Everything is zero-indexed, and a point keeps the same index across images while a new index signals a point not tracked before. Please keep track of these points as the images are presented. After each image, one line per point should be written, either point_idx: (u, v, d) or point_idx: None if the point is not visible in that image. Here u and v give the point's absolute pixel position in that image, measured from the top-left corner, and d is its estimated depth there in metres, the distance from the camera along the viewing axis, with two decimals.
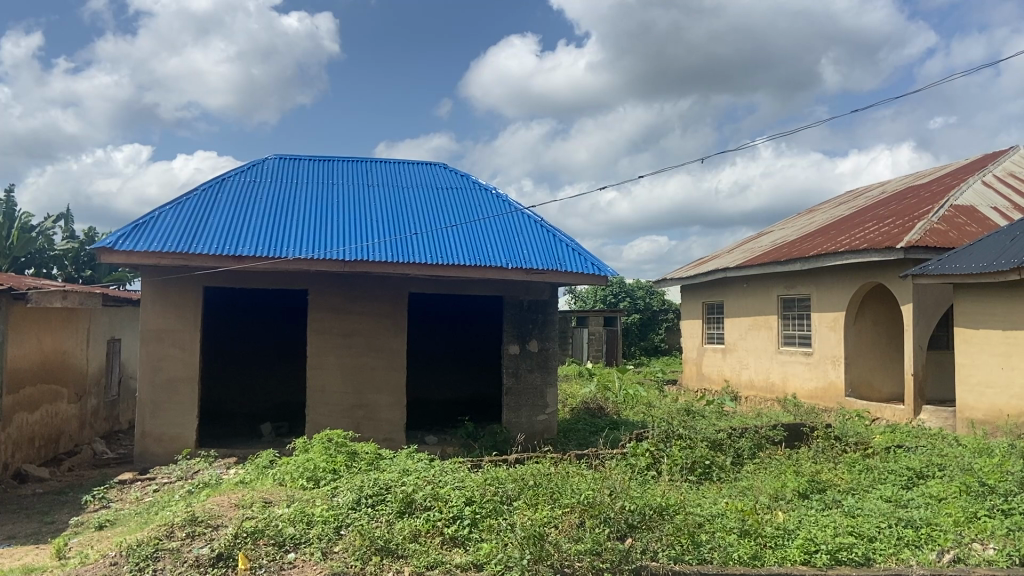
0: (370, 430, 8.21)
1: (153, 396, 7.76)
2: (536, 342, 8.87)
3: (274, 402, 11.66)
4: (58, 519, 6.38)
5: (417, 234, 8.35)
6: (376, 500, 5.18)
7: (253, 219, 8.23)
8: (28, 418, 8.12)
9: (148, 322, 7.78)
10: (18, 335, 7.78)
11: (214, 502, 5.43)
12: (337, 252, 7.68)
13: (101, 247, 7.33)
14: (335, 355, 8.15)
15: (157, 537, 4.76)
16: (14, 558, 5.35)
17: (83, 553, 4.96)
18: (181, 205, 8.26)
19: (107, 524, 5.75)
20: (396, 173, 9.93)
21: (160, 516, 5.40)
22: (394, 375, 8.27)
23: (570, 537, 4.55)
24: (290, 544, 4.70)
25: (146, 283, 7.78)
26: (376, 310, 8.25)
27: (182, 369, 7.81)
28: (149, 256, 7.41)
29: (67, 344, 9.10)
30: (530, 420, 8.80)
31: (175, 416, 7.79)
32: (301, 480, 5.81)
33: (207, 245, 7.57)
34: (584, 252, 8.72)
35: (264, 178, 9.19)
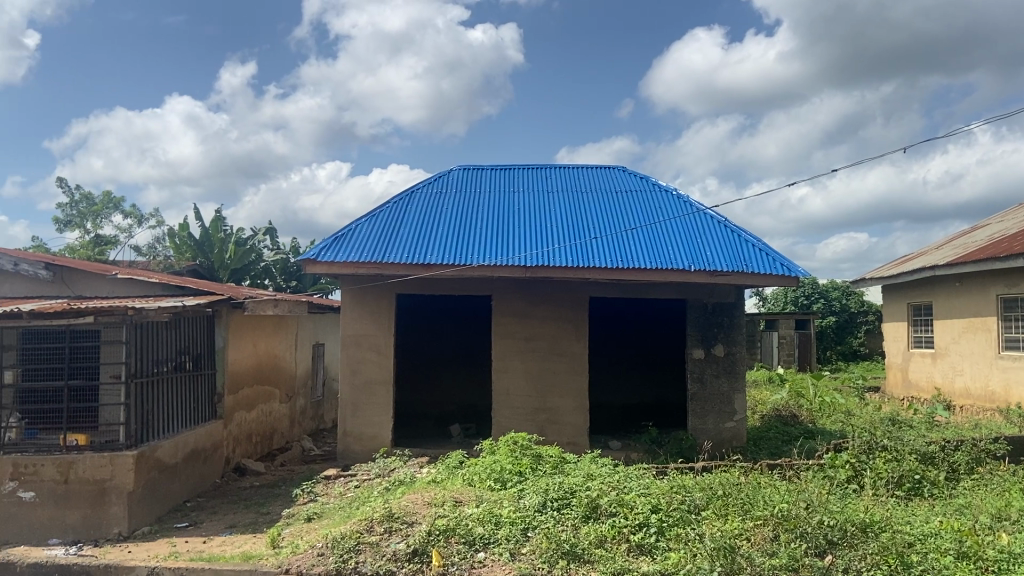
0: (554, 433, 8.29)
1: (353, 397, 8.30)
2: (722, 347, 8.57)
3: (462, 404, 12.09)
4: (272, 510, 6.97)
5: (598, 239, 8.34)
6: (561, 504, 5.24)
7: (440, 229, 8.59)
8: (245, 416, 8.96)
9: (347, 328, 8.34)
10: (237, 341, 8.61)
11: (409, 499, 5.72)
12: (518, 258, 7.85)
13: (306, 259, 7.94)
14: (519, 360, 8.33)
15: (358, 531, 5.11)
16: (235, 546, 5.90)
17: (293, 543, 5.40)
18: (375, 218, 8.78)
19: (315, 516, 6.21)
20: (575, 179, 10.00)
21: (360, 511, 5.75)
22: (577, 380, 8.29)
23: (763, 550, 4.36)
24: (479, 543, 4.85)
25: (345, 293, 8.35)
26: (557, 314, 8.34)
27: (377, 372, 8.30)
28: (347, 267, 7.93)
29: (278, 348, 9.95)
30: (717, 427, 8.51)
31: (372, 416, 8.28)
32: (489, 481, 5.97)
33: (398, 254, 8.00)
34: (772, 251, 8.29)
35: (449, 189, 9.58)
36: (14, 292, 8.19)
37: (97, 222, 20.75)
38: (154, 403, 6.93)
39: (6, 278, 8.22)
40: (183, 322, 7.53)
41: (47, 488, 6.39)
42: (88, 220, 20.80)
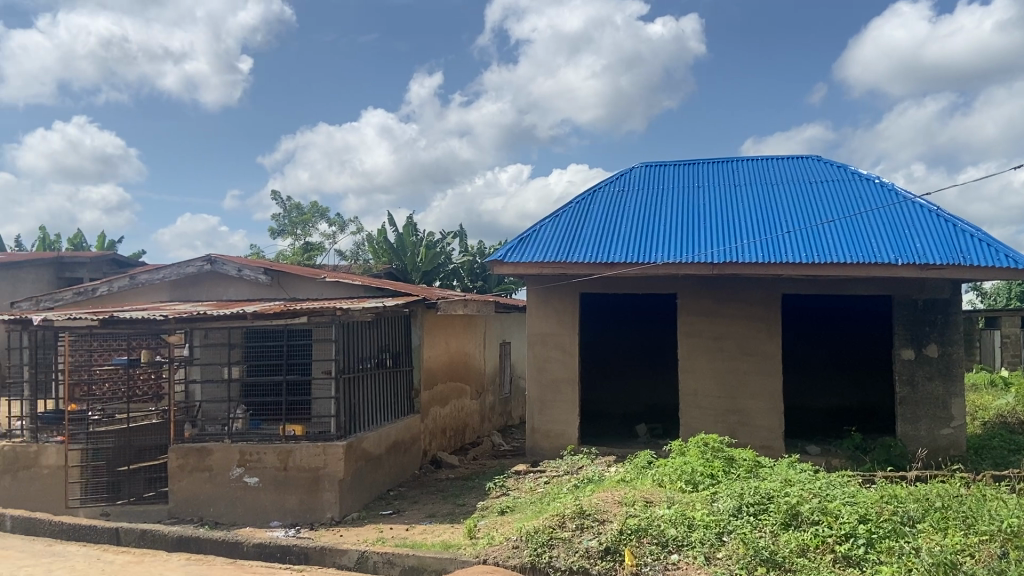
0: (747, 436, 8.01)
1: (540, 394, 8.47)
2: (936, 347, 7.90)
3: (648, 404, 11.98)
4: (467, 502, 7.26)
5: (791, 233, 7.97)
6: (758, 509, 5.05)
7: (623, 227, 8.57)
8: (439, 411, 9.40)
9: (534, 327, 8.53)
10: (431, 339, 9.05)
11: (600, 497, 5.74)
12: (705, 255, 7.66)
13: (494, 260, 8.21)
14: (708, 359, 8.13)
15: (551, 526, 5.20)
16: (435, 535, 6.21)
17: (489, 535, 5.60)
18: (559, 218, 8.91)
19: (508, 510, 6.40)
20: (764, 171, 9.60)
21: (552, 506, 5.84)
22: (770, 380, 7.96)
23: (991, 568, 3.97)
24: (673, 545, 4.78)
25: (531, 292, 8.54)
26: (747, 312, 8.05)
27: (564, 370, 8.41)
28: (533, 267, 8.11)
29: (468, 346, 10.35)
30: (930, 434, 7.86)
31: (560, 414, 8.41)
32: (680, 482, 5.87)
33: (582, 254, 8.07)
34: (993, 241, 7.53)
35: (632, 187, 9.53)
36: (239, 295, 9.08)
37: (306, 229, 22.54)
38: (359, 397, 7.43)
39: (231, 282, 9.13)
40: (383, 321, 8.01)
41: (270, 474, 7.00)
42: (298, 227, 22.65)
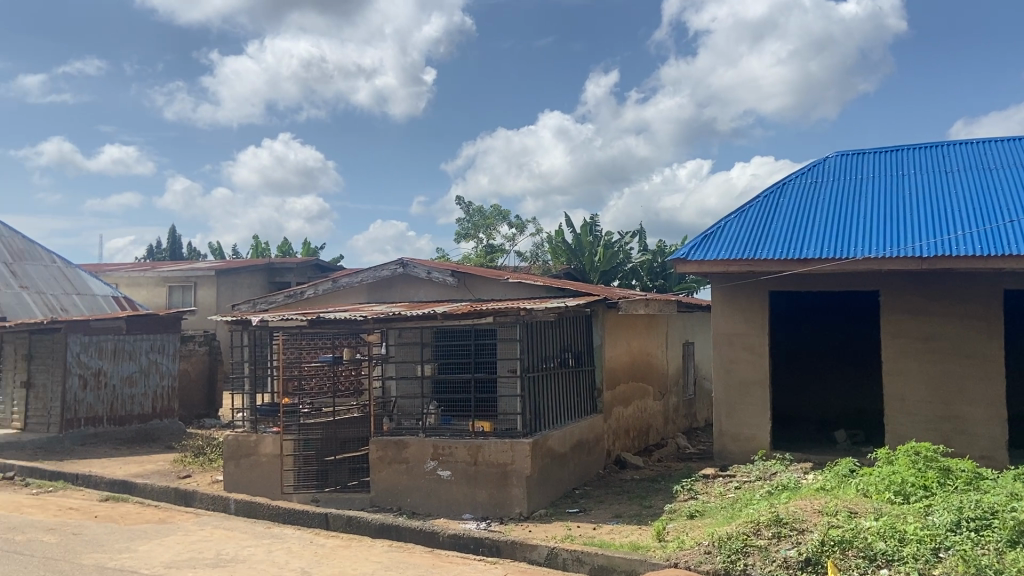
0: (964, 446, 7.32)
1: (728, 397, 8.20)
2: None
3: (845, 409, 11.27)
4: (655, 504, 7.17)
5: (1014, 222, 7.18)
6: (980, 525, 4.59)
7: (817, 221, 8.11)
8: (622, 411, 9.36)
9: (720, 326, 8.27)
10: (613, 339, 9.04)
11: (797, 505, 5.46)
12: (911, 249, 7.10)
13: (678, 258, 8.06)
14: (915, 362, 7.52)
15: (745, 533, 5.02)
16: (623, 535, 6.19)
17: (680, 539, 5.49)
18: (745, 213, 8.59)
19: (697, 515, 6.25)
20: (980, 154, 8.71)
21: (745, 513, 5.64)
22: (990, 385, 7.23)
23: None
24: (882, 559, 4.45)
25: (717, 291, 8.29)
26: (962, 310, 7.36)
27: (753, 371, 8.11)
28: (719, 265, 7.88)
29: (650, 347, 10.24)
30: None
31: (750, 417, 8.10)
32: (887, 493, 5.46)
33: (771, 250, 7.73)
34: None
35: (825, 178, 8.99)
36: (428, 297, 9.52)
37: (488, 232, 23.25)
38: (544, 396, 7.56)
39: (421, 284, 9.59)
40: (566, 321, 8.10)
41: (461, 468, 7.28)
42: (480, 230, 23.42)
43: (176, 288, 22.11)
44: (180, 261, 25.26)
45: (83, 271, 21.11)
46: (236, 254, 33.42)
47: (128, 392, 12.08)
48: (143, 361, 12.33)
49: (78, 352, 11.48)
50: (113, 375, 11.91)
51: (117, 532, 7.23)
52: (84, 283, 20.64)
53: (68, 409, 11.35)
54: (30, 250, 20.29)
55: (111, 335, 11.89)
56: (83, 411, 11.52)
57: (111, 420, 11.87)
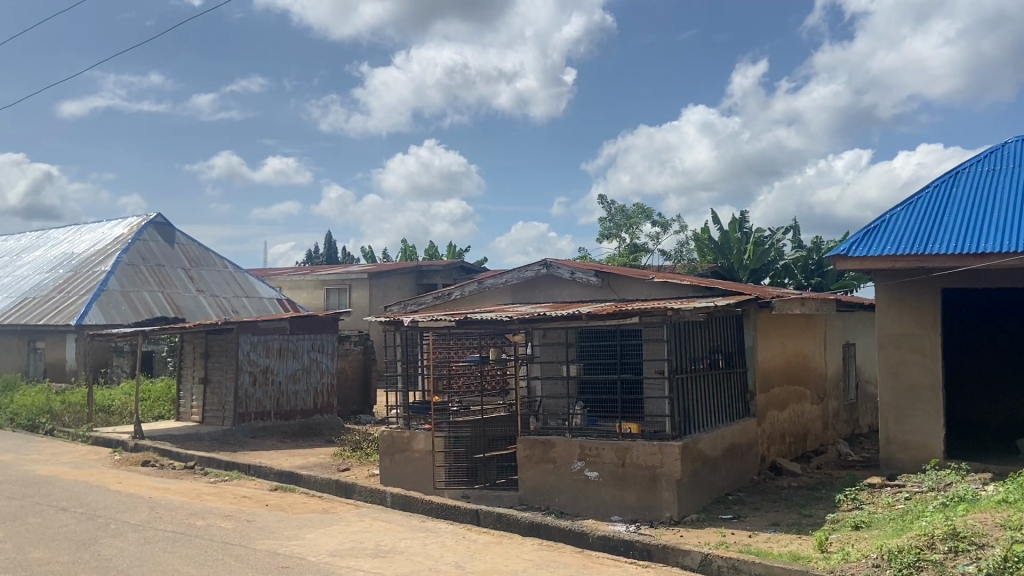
0: None
1: (896, 402, 7.70)
2: None
3: None
4: (815, 513, 6.83)
5: None
6: None
7: (997, 211, 7.47)
8: (778, 416, 8.99)
9: (885, 327, 7.79)
10: (766, 340, 8.70)
11: (977, 518, 5.03)
12: None
13: (837, 255, 7.68)
14: None
15: (918, 546, 4.68)
16: (781, 544, 5.94)
17: (843, 550, 5.20)
18: (913, 206, 8.05)
19: (863, 526, 5.90)
20: None
21: (917, 525, 5.26)
22: None
23: None
24: None
25: (881, 289, 7.83)
26: None
27: (924, 375, 7.59)
28: (883, 261, 7.43)
29: (807, 348, 9.77)
30: None
31: (921, 424, 7.58)
32: None
33: (943, 245, 7.21)
34: None
35: (1007, 163, 8.25)
36: (573, 297, 9.53)
37: (632, 232, 23.03)
38: (694, 398, 7.38)
39: (566, 285, 9.62)
40: (715, 321, 7.87)
41: (609, 469, 7.23)
42: (623, 230, 23.24)
43: (332, 290, 23.36)
44: (336, 266, 26.69)
45: (250, 276, 22.71)
46: (387, 258, 34.86)
47: (292, 389, 12.87)
48: (305, 359, 13.11)
49: (248, 351, 12.37)
50: (279, 372, 12.74)
51: (286, 521, 7.74)
52: (251, 287, 22.22)
53: (240, 403, 12.24)
54: (205, 258, 22.08)
55: (276, 335, 12.72)
56: (253, 406, 12.39)
57: (277, 415, 12.69)
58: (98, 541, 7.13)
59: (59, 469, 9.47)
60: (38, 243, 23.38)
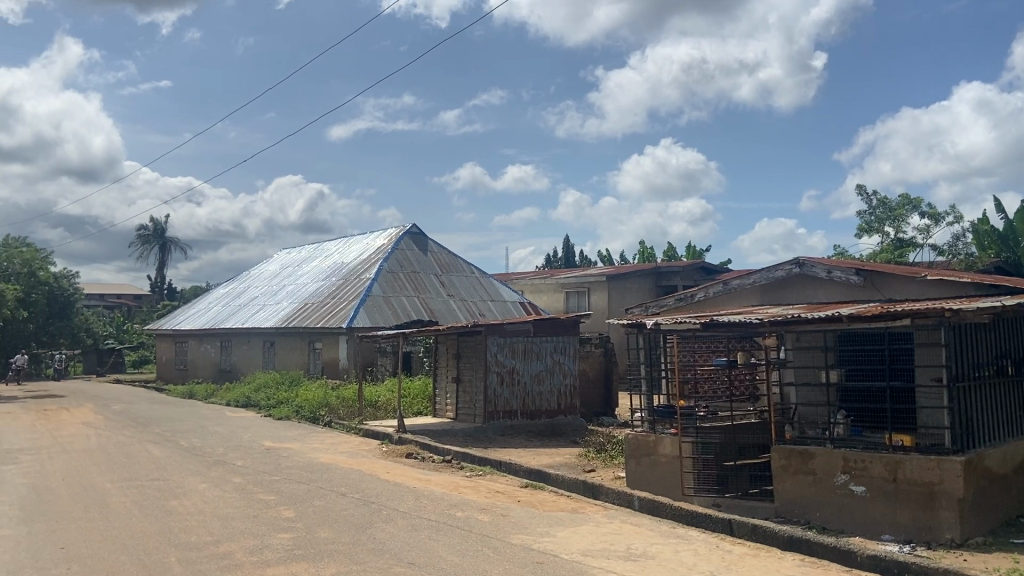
0: None
1: None
2: None
3: None
4: None
5: None
6: None
7: None
8: None
9: None
10: None
11: None
12: None
13: None
14: None
15: None
16: None
17: None
18: None
19: None
20: None
21: None
22: None
23: None
24: None
25: None
26: None
27: None
28: None
29: None
30: None
31: None
32: None
33: None
34: None
35: None
36: (829, 298, 8.91)
37: (896, 224, 21.16)
38: (978, 409, 6.60)
39: (822, 284, 9.03)
40: (1003, 323, 7.00)
41: (878, 484, 6.65)
42: (887, 223, 21.42)
43: (573, 293, 23.85)
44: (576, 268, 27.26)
45: (495, 280, 23.85)
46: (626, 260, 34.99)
47: (537, 389, 13.29)
48: (549, 361, 13.48)
49: (496, 352, 12.98)
50: (525, 373, 13.22)
51: (537, 517, 8.00)
52: (495, 291, 23.31)
53: (489, 402, 12.87)
54: (454, 264, 23.54)
55: (521, 336, 13.22)
56: (502, 405, 12.97)
57: (524, 414, 13.15)
58: (372, 525, 7.84)
59: (337, 457, 10.55)
60: (314, 255, 26.29)
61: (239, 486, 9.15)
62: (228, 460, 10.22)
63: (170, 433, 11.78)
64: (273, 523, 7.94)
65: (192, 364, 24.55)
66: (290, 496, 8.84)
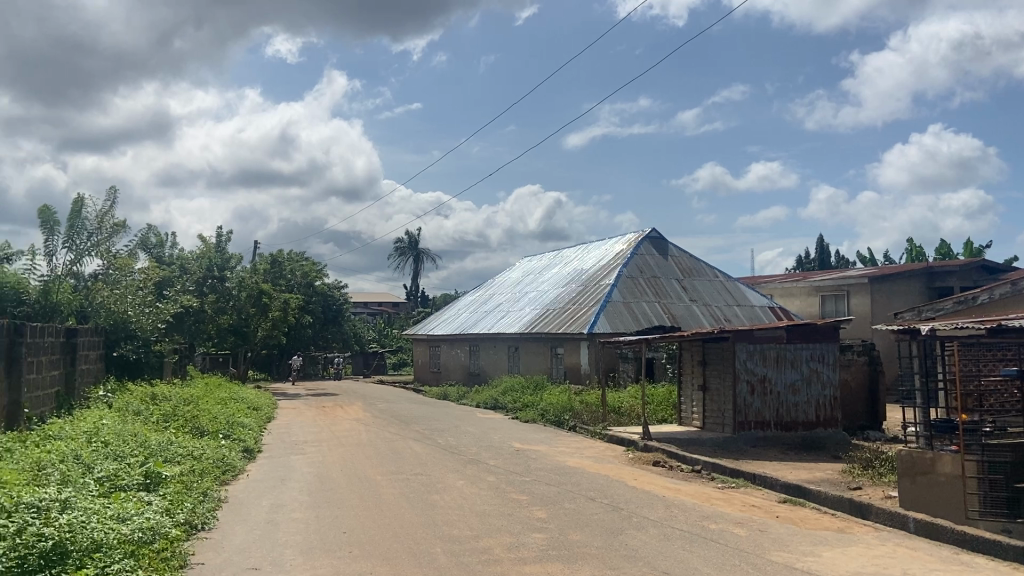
0: None
1: None
2: None
3: None
4: None
5: None
6: None
7: None
8: None
9: None
10: None
11: None
12: None
13: None
14: None
15: None
16: None
17: None
18: None
19: None
20: None
21: None
22: None
23: None
24: None
25: None
26: None
27: None
28: None
29: None
30: None
31: None
32: None
33: None
34: None
35: None
36: None
37: None
38: None
39: None
40: None
41: None
42: None
43: (829, 296, 22.53)
44: (830, 270, 25.65)
45: (740, 284, 23.05)
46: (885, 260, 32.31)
47: (792, 400, 12.58)
48: (805, 369, 12.72)
49: (745, 360, 12.52)
50: (778, 382, 12.60)
51: (798, 535, 7.54)
52: (740, 295, 22.49)
53: (739, 412, 12.41)
54: (696, 268, 23.11)
55: (773, 343, 12.61)
56: (753, 415, 12.44)
57: (778, 425, 12.52)
58: (624, 531, 7.81)
59: (585, 461, 10.69)
60: (554, 262, 27.03)
61: (494, 485, 9.56)
62: (482, 459, 10.73)
63: (430, 432, 12.60)
64: (528, 522, 8.17)
65: (445, 367, 26.21)
66: (542, 497, 9.08)
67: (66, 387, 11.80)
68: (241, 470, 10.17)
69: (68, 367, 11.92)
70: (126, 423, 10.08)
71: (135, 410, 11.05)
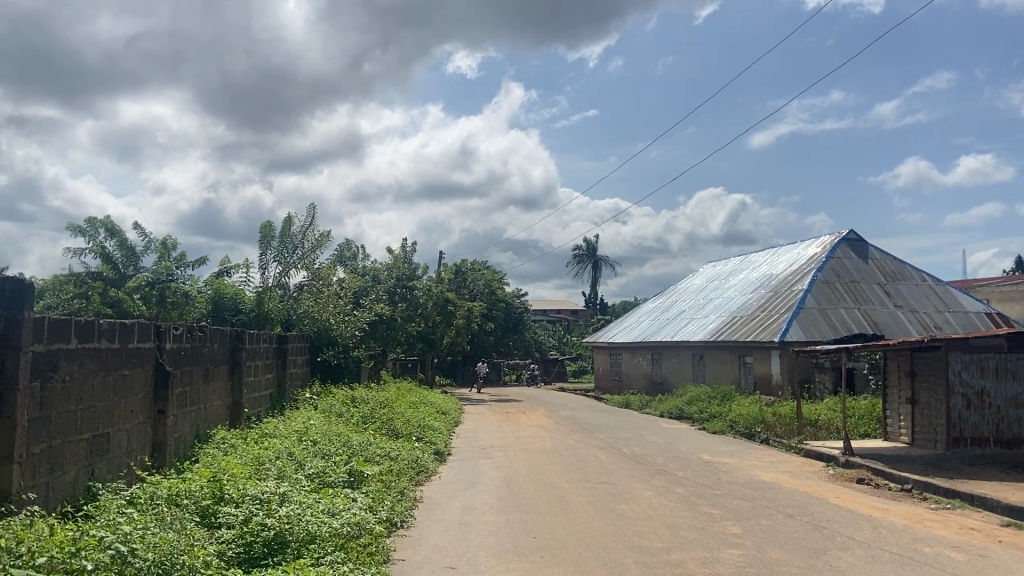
0: None
1: None
2: None
3: None
4: None
5: None
6: None
7: None
8: None
9: None
10: None
11: None
12: None
13: None
14: None
15: None
16: None
17: None
18: None
19: None
20: None
21: None
22: None
23: None
24: None
25: None
26: None
27: None
28: None
29: None
30: None
31: None
32: None
33: None
34: None
35: None
36: None
37: None
38: None
39: None
40: None
41: None
42: None
43: None
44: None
45: (952, 288, 21.17)
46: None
47: (1015, 414, 11.38)
48: None
49: (961, 371, 11.43)
50: (998, 396, 11.41)
51: None
52: (952, 300, 20.65)
53: (953, 428, 11.35)
54: (901, 271, 21.46)
55: (992, 353, 11.46)
56: (969, 431, 11.36)
57: (998, 442, 11.38)
58: (828, 551, 7.31)
59: (780, 476, 10.16)
60: (740, 267, 26.09)
61: (683, 497, 9.30)
62: (669, 470, 10.48)
63: (615, 440, 12.49)
64: (721, 537, 7.85)
65: (626, 375, 25.99)
66: (735, 512, 8.70)
67: (278, 389, 12.80)
68: (434, 471, 10.56)
69: (280, 370, 12.94)
70: (331, 424, 10.78)
71: (339, 412, 11.80)
